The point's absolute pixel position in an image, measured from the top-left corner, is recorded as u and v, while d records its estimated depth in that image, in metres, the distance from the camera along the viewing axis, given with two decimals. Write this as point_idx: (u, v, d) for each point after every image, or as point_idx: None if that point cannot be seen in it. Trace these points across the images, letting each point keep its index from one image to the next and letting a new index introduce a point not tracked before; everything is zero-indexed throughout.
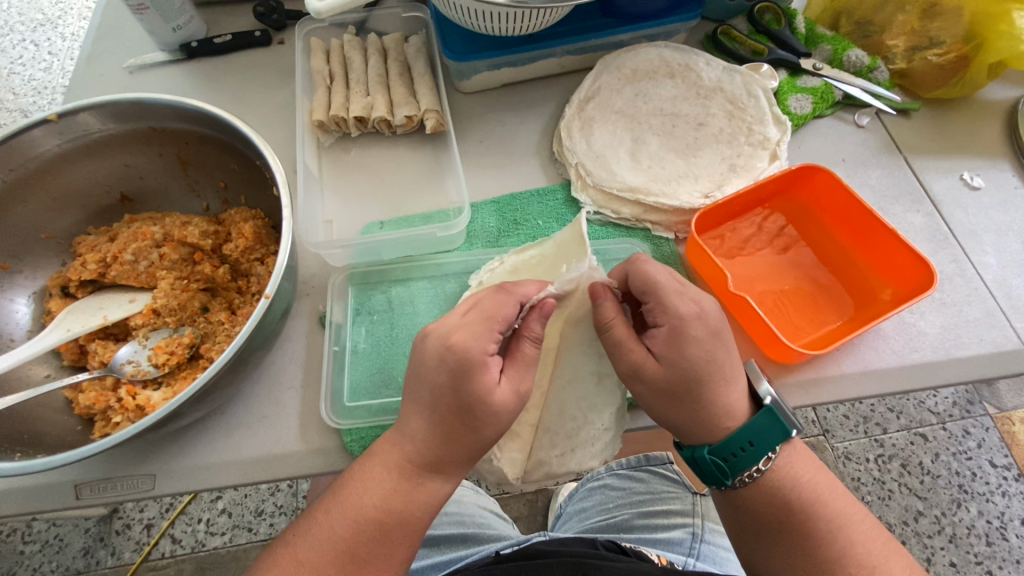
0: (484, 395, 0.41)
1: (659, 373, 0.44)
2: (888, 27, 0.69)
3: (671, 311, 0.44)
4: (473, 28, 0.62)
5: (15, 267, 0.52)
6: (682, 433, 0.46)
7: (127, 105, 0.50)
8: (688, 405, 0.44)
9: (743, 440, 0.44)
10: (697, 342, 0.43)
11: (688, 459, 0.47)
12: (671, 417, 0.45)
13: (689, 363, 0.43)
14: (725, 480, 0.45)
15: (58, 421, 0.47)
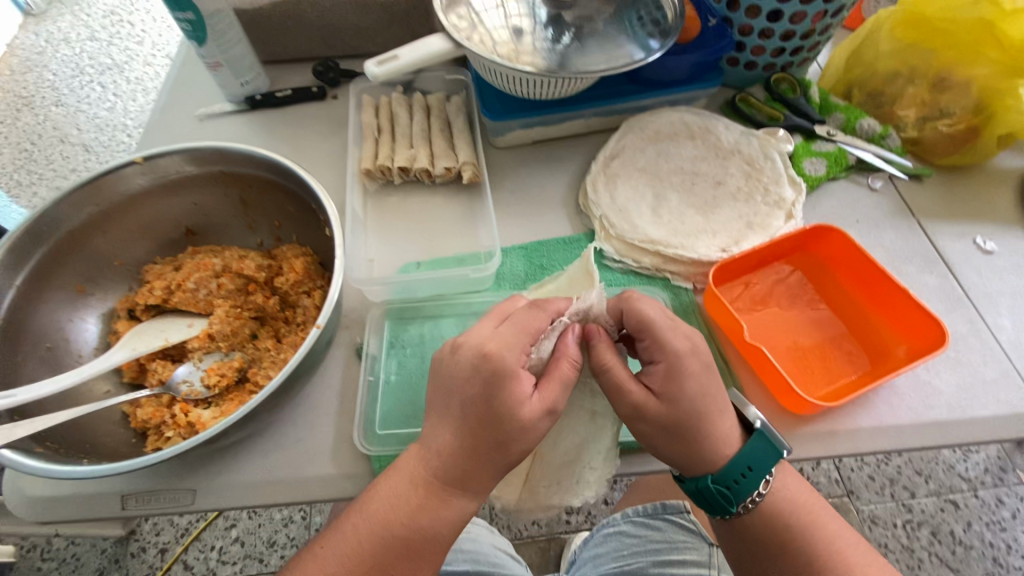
0: (513, 407, 0.43)
1: (660, 412, 0.45)
2: (899, 98, 0.73)
3: (666, 348, 0.46)
4: (510, 91, 0.69)
5: (89, 290, 0.57)
6: (680, 465, 0.48)
7: (209, 152, 0.57)
8: (688, 438, 0.46)
9: (742, 466, 0.46)
10: (694, 376, 0.46)
11: (690, 491, 0.48)
12: (671, 451, 0.47)
13: (687, 398, 0.45)
14: (729, 508, 0.47)
15: (115, 434, 0.51)
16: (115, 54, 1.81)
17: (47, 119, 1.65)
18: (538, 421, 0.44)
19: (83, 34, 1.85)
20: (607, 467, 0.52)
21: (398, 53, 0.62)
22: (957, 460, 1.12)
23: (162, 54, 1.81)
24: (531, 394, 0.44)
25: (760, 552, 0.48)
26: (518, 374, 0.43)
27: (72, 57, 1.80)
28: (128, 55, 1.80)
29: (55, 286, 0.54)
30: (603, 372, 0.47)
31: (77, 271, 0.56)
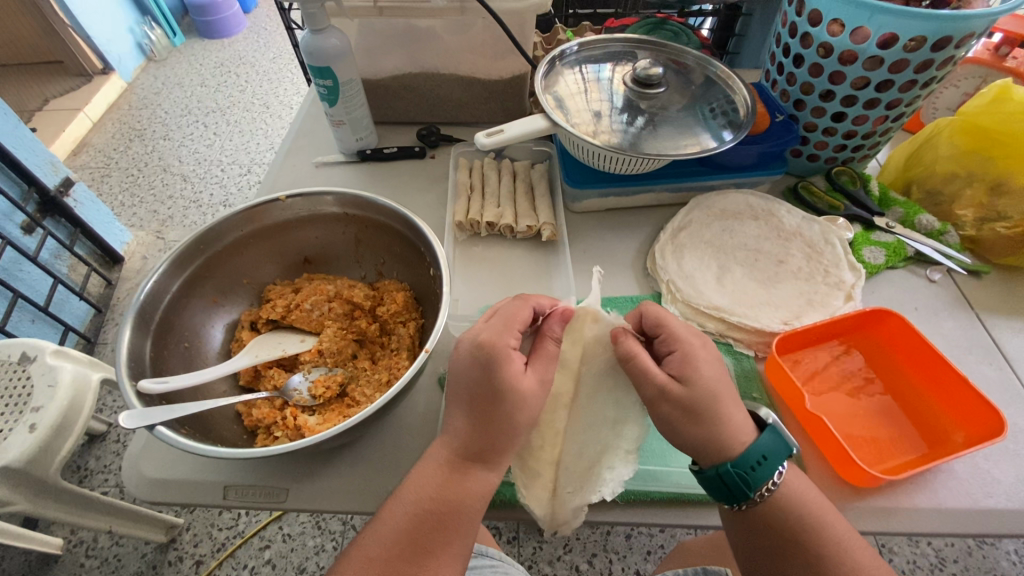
0: (512, 381, 0.49)
1: (682, 390, 0.49)
2: (957, 198, 0.78)
3: (681, 339, 0.53)
4: (593, 164, 0.77)
5: (220, 301, 0.66)
6: (704, 453, 0.50)
7: (348, 198, 0.67)
8: (709, 419, 0.49)
9: (760, 454, 0.48)
10: (707, 362, 0.51)
11: (706, 479, 0.50)
12: (694, 434, 0.49)
13: (705, 378, 0.50)
14: (746, 493, 0.48)
15: (231, 429, 0.58)
16: (220, 100, 2.05)
17: (154, 151, 1.87)
18: (534, 391, 0.51)
19: (195, 81, 2.13)
20: (621, 483, 0.55)
21: (504, 128, 0.72)
22: (1017, 573, 1.05)
23: (260, 103, 2.05)
24: (523, 369, 0.51)
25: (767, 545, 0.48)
26: (511, 356, 0.50)
27: (184, 99, 2.05)
28: (231, 101, 2.05)
29: (198, 294, 0.64)
30: (632, 354, 0.53)
31: (214, 285, 0.65)
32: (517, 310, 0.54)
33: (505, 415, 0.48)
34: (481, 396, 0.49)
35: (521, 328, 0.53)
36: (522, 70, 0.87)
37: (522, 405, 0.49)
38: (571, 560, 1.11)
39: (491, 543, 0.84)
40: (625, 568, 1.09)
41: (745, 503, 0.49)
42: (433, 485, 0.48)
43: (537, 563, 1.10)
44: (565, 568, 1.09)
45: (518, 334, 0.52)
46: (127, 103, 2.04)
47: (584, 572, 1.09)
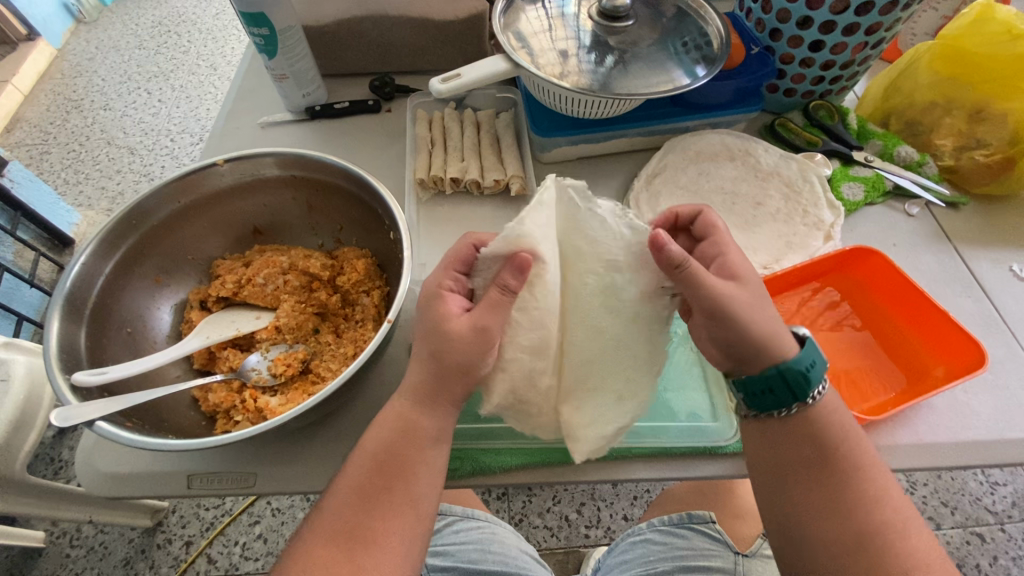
0: (440, 321, 0.46)
1: (738, 290, 0.46)
2: (935, 128, 0.76)
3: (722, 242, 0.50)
4: (560, 109, 0.72)
5: (165, 281, 0.61)
6: (746, 360, 0.48)
7: (289, 157, 0.61)
8: (760, 319, 0.46)
9: (811, 355, 0.47)
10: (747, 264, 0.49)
11: (756, 382, 0.47)
12: (748, 333, 0.46)
13: (749, 278, 0.48)
14: (802, 394, 0.46)
15: (187, 416, 0.55)
16: (161, 63, 1.89)
17: (94, 122, 1.72)
18: (467, 339, 0.45)
19: (132, 44, 1.94)
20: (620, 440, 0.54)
21: (461, 73, 0.66)
22: (983, 492, 1.10)
23: (206, 64, 1.89)
24: (458, 312, 0.47)
25: (822, 527, 0.44)
26: (445, 297, 0.48)
27: (121, 65, 1.88)
28: (173, 64, 1.89)
29: (137, 275, 0.58)
30: (686, 262, 0.45)
31: (155, 264, 0.60)
32: (460, 249, 0.51)
33: (428, 319, 0.48)
34: (422, 331, 0.48)
35: (461, 269, 0.51)
36: (480, 8, 0.80)
37: (455, 346, 0.45)
38: (560, 511, 1.12)
39: (477, 504, 0.84)
40: (613, 515, 1.11)
41: (793, 408, 0.47)
42: (396, 426, 0.46)
43: (527, 516, 1.11)
44: (555, 519, 1.11)
45: (459, 276, 0.51)
46: (59, 71, 1.86)
47: (574, 521, 1.10)
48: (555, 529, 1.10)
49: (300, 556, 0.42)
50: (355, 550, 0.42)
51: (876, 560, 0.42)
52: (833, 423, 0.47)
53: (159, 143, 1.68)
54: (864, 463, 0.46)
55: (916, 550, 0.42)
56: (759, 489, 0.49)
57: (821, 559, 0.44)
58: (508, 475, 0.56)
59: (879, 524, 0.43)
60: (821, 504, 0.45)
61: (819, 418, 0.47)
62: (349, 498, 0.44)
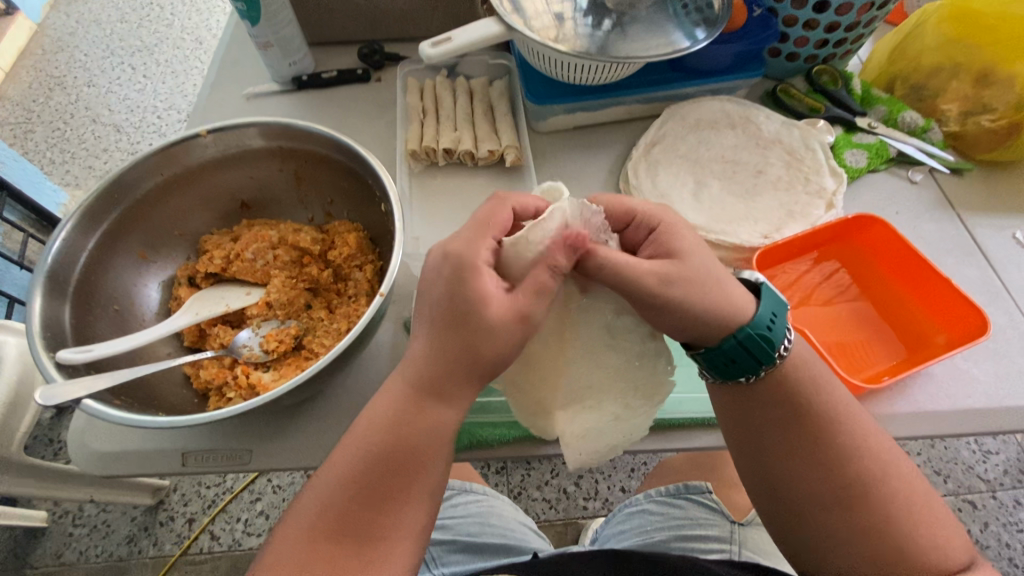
0: (479, 303, 0.41)
1: (672, 272, 0.44)
2: (942, 92, 0.74)
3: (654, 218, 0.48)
4: (556, 76, 0.70)
5: (151, 258, 0.60)
6: (704, 333, 0.45)
7: (275, 127, 0.59)
8: (708, 297, 0.44)
9: (768, 313, 0.46)
10: (680, 235, 0.47)
11: (717, 354, 0.46)
12: (701, 310, 0.44)
13: (689, 252, 0.46)
14: (768, 357, 0.45)
15: (178, 393, 0.54)
16: (145, 37, 1.82)
17: (79, 100, 1.67)
18: (508, 328, 0.41)
19: (114, 17, 1.87)
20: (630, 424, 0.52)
21: (452, 36, 0.64)
22: (976, 461, 1.11)
23: (192, 38, 1.83)
24: (499, 292, 0.42)
25: (825, 504, 0.43)
26: (479, 270, 0.42)
27: (104, 39, 1.81)
28: (157, 39, 1.82)
29: (122, 251, 0.57)
30: (594, 257, 0.44)
31: (140, 240, 0.58)
32: (498, 213, 0.46)
33: (462, 294, 0.41)
34: (443, 314, 0.42)
35: (499, 235, 0.46)
36: None
37: (493, 334, 0.41)
38: (559, 484, 1.13)
39: (475, 478, 0.84)
40: (610, 488, 1.12)
41: (761, 373, 0.46)
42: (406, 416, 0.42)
43: (526, 489, 1.12)
44: (553, 492, 1.11)
45: (494, 244, 0.45)
46: (39, 46, 1.80)
47: (572, 494, 1.11)
48: (554, 501, 1.11)
49: (297, 552, 0.39)
50: (365, 545, 0.40)
51: (856, 513, 0.43)
52: (823, 390, 0.46)
53: (146, 120, 1.64)
54: (841, 416, 0.45)
55: (898, 497, 0.43)
56: (737, 447, 0.48)
57: (801, 512, 0.44)
58: (506, 448, 0.56)
59: (859, 475, 0.43)
60: (798, 461, 0.45)
61: (793, 374, 0.46)
62: (350, 492, 0.41)
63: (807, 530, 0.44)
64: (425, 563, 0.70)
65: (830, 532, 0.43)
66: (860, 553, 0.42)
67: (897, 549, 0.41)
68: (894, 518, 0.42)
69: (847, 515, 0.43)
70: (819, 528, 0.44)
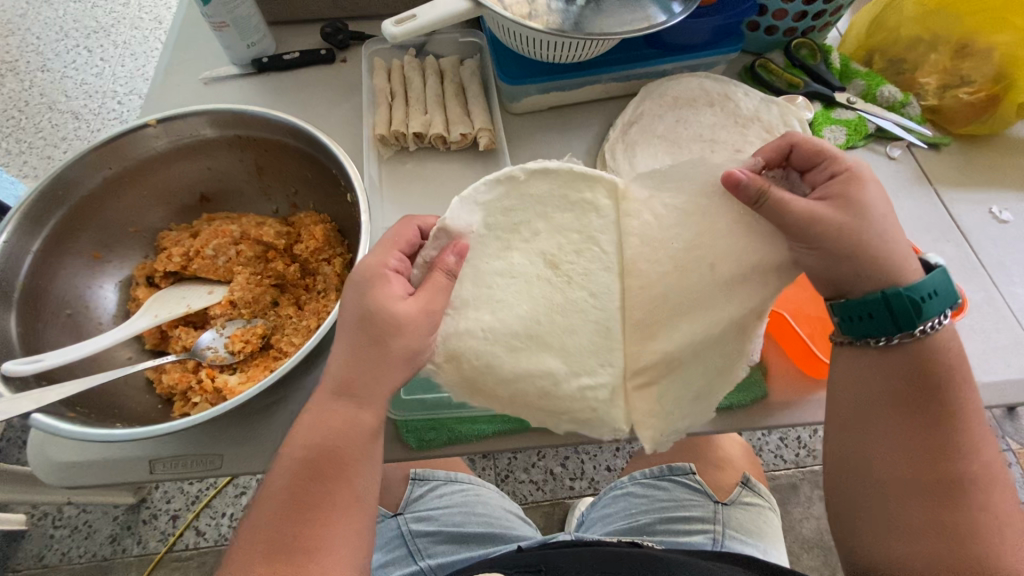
0: (383, 306, 0.43)
1: (848, 219, 0.44)
2: (920, 65, 0.73)
3: (848, 163, 0.46)
4: (529, 54, 0.67)
5: (105, 257, 0.56)
6: (852, 281, 0.45)
7: (227, 115, 0.55)
8: (872, 252, 0.44)
9: (930, 288, 0.44)
10: (871, 186, 0.45)
11: (856, 306, 0.45)
12: (859, 264, 0.44)
13: (874, 205, 0.45)
14: (912, 324, 0.44)
15: (140, 399, 0.51)
16: (100, 17, 1.71)
17: (33, 85, 1.57)
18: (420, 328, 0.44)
19: None
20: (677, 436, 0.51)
21: (416, 13, 0.61)
22: None
23: (150, 17, 1.73)
24: (403, 296, 0.44)
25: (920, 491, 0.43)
26: (388, 278, 0.44)
27: (55, 18, 1.69)
28: (113, 18, 1.71)
29: (71, 252, 0.53)
30: (763, 194, 0.44)
31: (92, 238, 0.55)
32: (403, 230, 0.48)
33: (367, 302, 0.43)
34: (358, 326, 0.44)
35: (405, 249, 0.48)
36: None
37: (402, 331, 0.43)
38: (545, 465, 1.13)
39: (460, 467, 0.83)
40: (596, 467, 1.12)
41: (893, 340, 0.45)
42: (330, 424, 0.43)
43: (513, 472, 1.11)
44: (540, 473, 1.12)
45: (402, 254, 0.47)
46: None
47: (558, 474, 1.12)
48: (540, 482, 1.11)
49: (237, 568, 0.40)
50: (297, 560, 0.39)
51: (947, 506, 0.42)
52: (947, 385, 0.44)
53: (106, 106, 1.56)
54: (963, 415, 0.44)
55: (988, 502, 0.43)
56: (841, 424, 0.47)
57: (890, 498, 0.44)
58: (485, 442, 0.55)
59: (966, 473, 0.43)
60: (908, 447, 0.44)
61: (923, 360, 0.44)
62: (288, 507, 0.41)
63: (889, 512, 0.44)
64: (410, 556, 0.69)
65: (915, 523, 0.43)
66: (935, 543, 0.42)
67: (981, 548, 0.41)
68: (981, 523, 0.42)
69: (944, 508, 0.43)
70: (899, 514, 0.43)
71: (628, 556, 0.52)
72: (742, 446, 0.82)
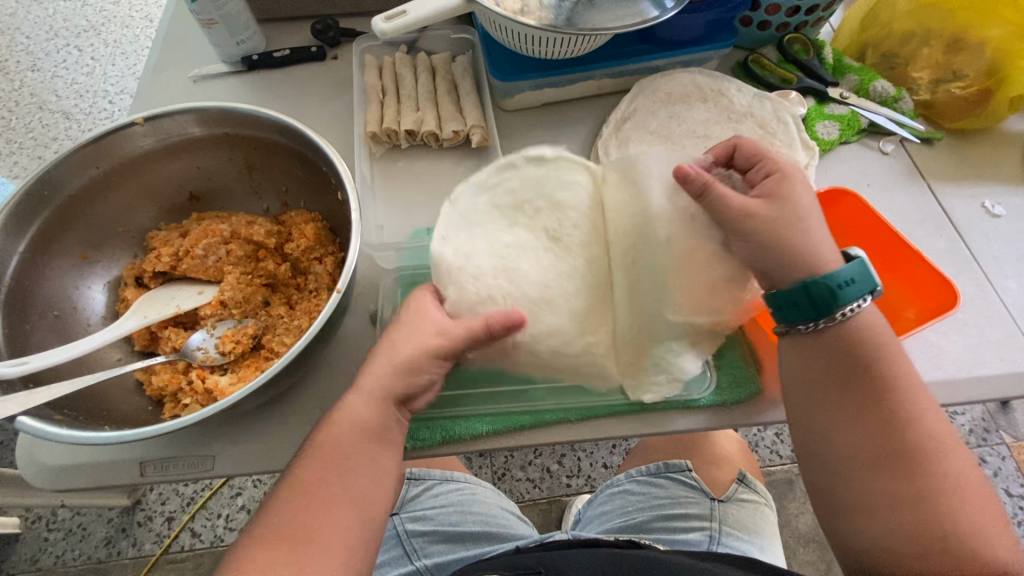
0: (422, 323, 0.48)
1: (773, 212, 0.48)
2: (912, 60, 0.73)
3: (778, 166, 0.51)
4: (521, 50, 0.66)
5: (94, 257, 0.56)
6: (777, 271, 0.48)
7: (216, 113, 0.55)
8: (795, 241, 0.47)
9: (845, 276, 0.46)
10: (798, 186, 0.49)
11: (782, 296, 0.47)
12: (785, 253, 0.47)
13: (798, 202, 0.49)
14: (829, 309, 0.46)
15: (130, 401, 0.51)
16: (91, 16, 1.69)
17: (23, 85, 1.56)
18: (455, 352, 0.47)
19: None
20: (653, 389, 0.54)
21: (407, 9, 0.60)
22: None
23: (141, 16, 1.71)
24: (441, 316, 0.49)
25: (869, 464, 0.44)
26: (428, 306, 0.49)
27: (45, 17, 1.67)
28: (104, 17, 1.69)
29: (59, 252, 0.53)
30: (703, 186, 0.49)
31: (80, 238, 0.54)
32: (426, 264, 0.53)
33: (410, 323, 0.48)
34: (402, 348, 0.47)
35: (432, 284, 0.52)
36: None
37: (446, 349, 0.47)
38: (542, 463, 1.13)
39: (457, 466, 0.83)
40: (593, 464, 1.12)
41: (820, 325, 0.47)
42: (347, 421, 0.45)
43: (509, 470, 1.11)
44: (537, 471, 1.11)
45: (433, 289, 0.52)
46: None
47: (555, 472, 1.12)
48: (537, 480, 1.11)
49: (241, 555, 0.41)
50: (297, 550, 0.41)
51: (897, 476, 0.43)
52: (880, 357, 0.46)
53: (97, 106, 1.55)
54: (902, 386, 0.45)
55: (938, 470, 0.43)
56: (789, 414, 0.49)
57: (841, 472, 0.45)
58: (479, 442, 0.54)
59: (909, 442, 0.44)
60: (851, 420, 0.45)
61: (854, 338, 0.46)
62: (300, 495, 0.43)
63: (845, 487, 0.45)
64: (406, 556, 0.69)
65: (868, 495, 0.44)
66: (890, 513, 0.43)
67: (935, 517, 0.42)
68: (931, 489, 0.43)
69: (897, 480, 0.43)
70: (854, 487, 0.45)
71: (625, 556, 0.52)
72: (738, 442, 0.82)
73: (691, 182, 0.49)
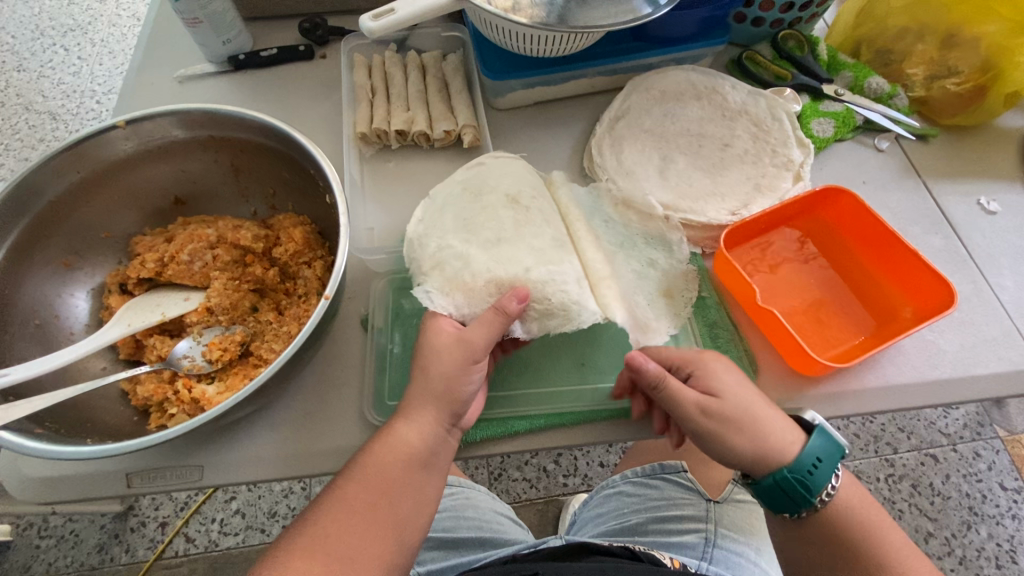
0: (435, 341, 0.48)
1: (727, 407, 0.48)
2: (907, 56, 0.72)
3: (695, 359, 0.51)
4: (512, 49, 0.65)
5: (76, 264, 0.54)
6: (758, 465, 0.49)
7: (200, 115, 0.53)
8: (757, 431, 0.48)
9: (812, 458, 0.48)
10: (725, 373, 0.50)
11: (764, 490, 0.49)
12: (758, 441, 0.48)
13: (734, 387, 0.50)
14: (809, 500, 0.48)
15: (115, 412, 0.50)
16: (77, 14, 1.66)
17: (8, 85, 1.53)
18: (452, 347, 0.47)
19: None
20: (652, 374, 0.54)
21: (395, 7, 0.59)
22: (938, 416, 1.14)
23: (128, 14, 1.69)
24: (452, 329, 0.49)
25: None
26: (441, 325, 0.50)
27: (30, 16, 1.64)
28: (90, 15, 1.67)
29: (40, 260, 0.52)
30: (660, 383, 0.49)
31: (61, 244, 0.53)
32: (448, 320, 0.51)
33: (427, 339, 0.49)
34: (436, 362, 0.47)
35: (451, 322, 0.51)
36: None
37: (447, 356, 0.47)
38: (538, 463, 1.12)
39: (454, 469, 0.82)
40: (589, 463, 1.12)
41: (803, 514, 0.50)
42: (397, 451, 0.45)
43: (506, 470, 1.11)
44: (533, 471, 1.11)
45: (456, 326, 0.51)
46: None
47: (551, 472, 1.11)
48: (534, 480, 1.10)
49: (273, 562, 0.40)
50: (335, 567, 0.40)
51: None
52: (872, 522, 0.49)
53: (84, 107, 1.52)
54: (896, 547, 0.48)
55: None
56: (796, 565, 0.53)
57: None
58: (473, 448, 0.53)
59: None
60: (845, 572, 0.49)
61: (846, 510, 0.49)
62: (343, 517, 0.43)
63: None
64: None
65: None
66: None
67: None
68: None
69: None
70: None
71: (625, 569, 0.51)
72: None
73: (646, 373, 0.49)
